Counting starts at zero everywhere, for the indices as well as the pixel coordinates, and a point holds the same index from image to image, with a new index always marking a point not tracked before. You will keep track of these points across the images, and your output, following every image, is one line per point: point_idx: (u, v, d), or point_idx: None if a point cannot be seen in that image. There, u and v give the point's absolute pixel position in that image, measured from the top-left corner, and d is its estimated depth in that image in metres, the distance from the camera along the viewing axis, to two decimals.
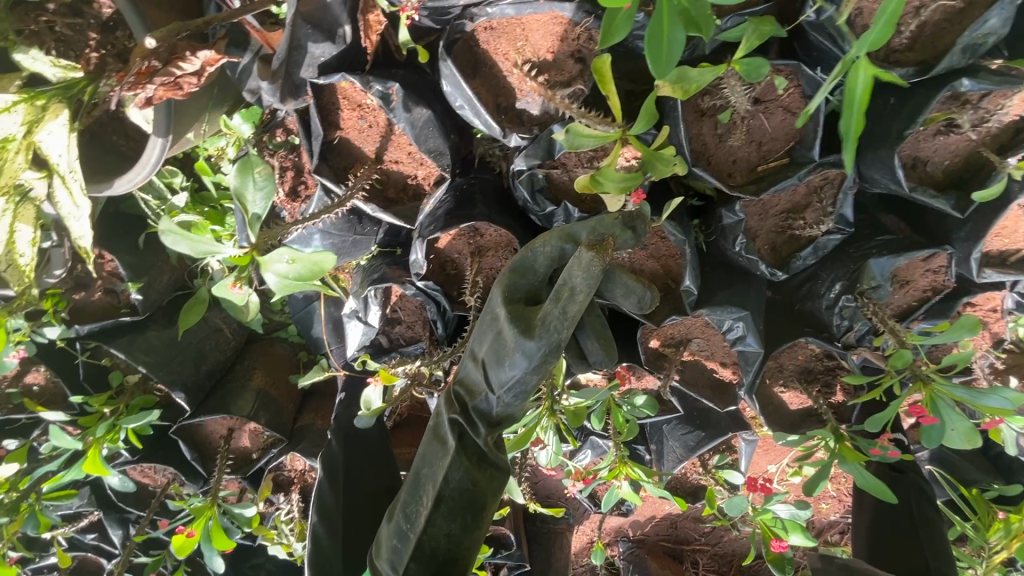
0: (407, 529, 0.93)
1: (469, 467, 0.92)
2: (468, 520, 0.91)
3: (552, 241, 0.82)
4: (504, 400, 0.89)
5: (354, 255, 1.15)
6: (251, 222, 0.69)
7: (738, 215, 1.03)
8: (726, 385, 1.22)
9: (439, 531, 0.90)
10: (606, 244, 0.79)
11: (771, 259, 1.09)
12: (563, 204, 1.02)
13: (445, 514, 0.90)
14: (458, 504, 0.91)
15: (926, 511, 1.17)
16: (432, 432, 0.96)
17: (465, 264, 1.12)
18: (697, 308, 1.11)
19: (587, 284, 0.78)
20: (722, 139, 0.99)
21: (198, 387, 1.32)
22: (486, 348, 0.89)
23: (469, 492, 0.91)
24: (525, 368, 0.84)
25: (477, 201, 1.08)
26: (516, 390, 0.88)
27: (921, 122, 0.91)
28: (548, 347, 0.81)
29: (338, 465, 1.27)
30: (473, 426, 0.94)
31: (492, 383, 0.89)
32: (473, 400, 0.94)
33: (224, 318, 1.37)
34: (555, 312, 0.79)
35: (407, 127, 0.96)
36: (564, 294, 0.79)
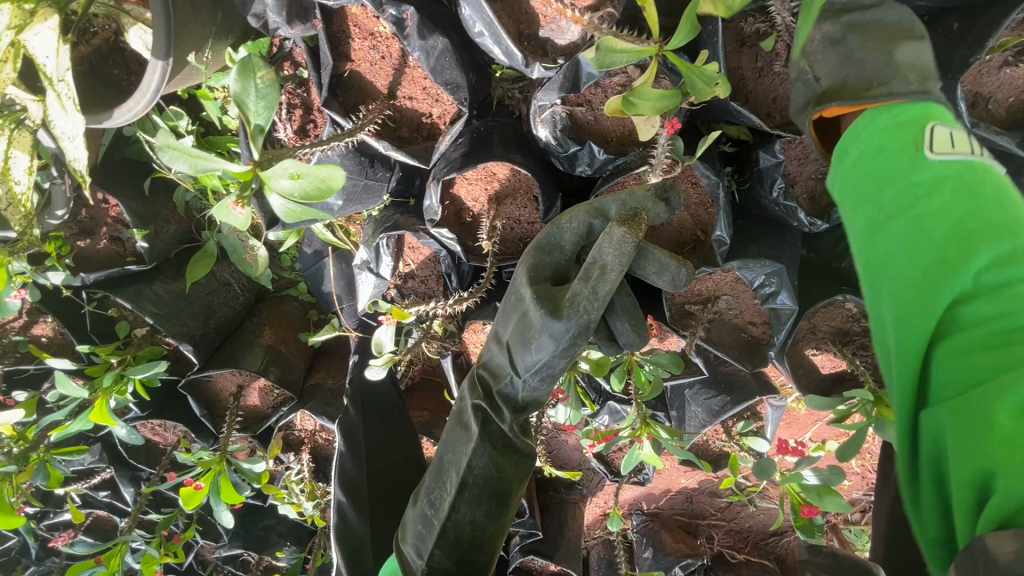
0: (431, 516, 0.93)
1: (494, 455, 0.92)
2: (493, 507, 0.91)
3: (581, 215, 0.81)
4: (529, 383, 0.90)
5: (365, 203, 1.09)
6: (254, 134, 0.65)
7: (778, 156, 0.96)
8: (757, 344, 1.15)
9: (464, 518, 0.90)
10: (639, 219, 0.76)
11: (810, 209, 1.02)
12: (588, 144, 0.96)
13: (469, 502, 0.90)
14: (484, 492, 0.91)
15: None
16: (457, 419, 0.96)
17: (481, 212, 1.07)
18: (729, 260, 1.04)
19: (618, 261, 0.75)
20: (762, 73, 0.91)
21: (206, 341, 1.28)
22: (511, 330, 0.90)
23: (494, 479, 0.92)
24: (551, 351, 0.84)
25: (494, 142, 1.02)
26: (541, 373, 0.88)
27: (990, 48, 0.82)
28: (575, 332, 0.80)
29: (358, 439, 1.24)
30: (496, 411, 0.94)
31: (517, 367, 0.89)
32: (497, 382, 0.94)
33: (233, 272, 1.34)
34: (584, 292, 0.77)
35: (422, 57, 0.89)
36: (594, 273, 0.77)
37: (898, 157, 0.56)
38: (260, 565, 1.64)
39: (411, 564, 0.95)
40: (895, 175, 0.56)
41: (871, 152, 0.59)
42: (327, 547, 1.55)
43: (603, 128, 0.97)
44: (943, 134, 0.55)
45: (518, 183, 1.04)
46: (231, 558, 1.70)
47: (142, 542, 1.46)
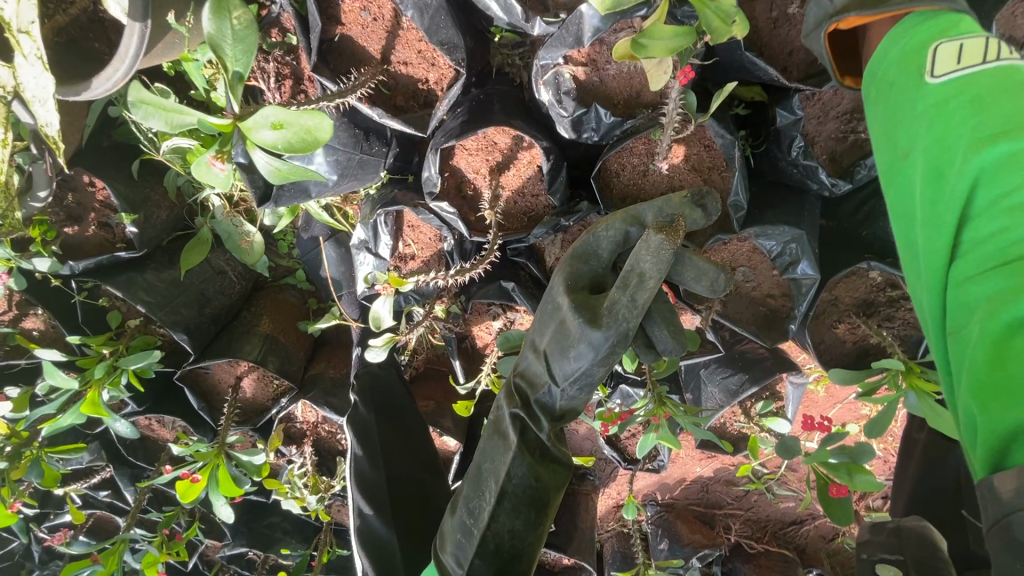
0: (470, 525, 0.83)
1: (533, 464, 0.83)
2: (533, 517, 0.83)
3: (617, 223, 0.77)
4: (567, 393, 0.82)
5: (361, 179, 1.03)
6: (232, 82, 0.65)
7: (796, 113, 0.91)
8: (777, 318, 1.09)
9: (501, 527, 0.81)
10: (677, 223, 0.69)
11: (830, 170, 0.96)
12: (594, 106, 0.91)
13: (509, 511, 0.81)
14: (523, 500, 0.82)
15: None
16: (493, 427, 0.88)
17: (483, 184, 1.02)
18: (745, 226, 0.98)
19: (657, 269, 0.69)
20: (777, 24, 0.87)
21: (202, 330, 1.24)
22: (548, 338, 0.84)
23: (534, 488, 0.83)
24: (589, 360, 0.78)
25: (494, 109, 0.97)
26: (579, 382, 0.81)
27: None
28: (612, 341, 0.75)
29: (375, 442, 1.14)
30: (534, 419, 0.85)
31: (554, 374, 0.82)
32: (533, 392, 0.86)
33: (228, 260, 1.29)
34: (622, 300, 0.72)
35: (416, 15, 0.84)
36: (630, 282, 0.71)
37: (910, 73, 0.58)
38: (265, 565, 1.59)
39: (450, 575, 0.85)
40: (906, 97, 0.57)
41: (886, 83, 0.61)
42: (334, 543, 1.51)
43: (610, 89, 0.91)
44: (949, 52, 0.55)
45: (520, 151, 1.00)
46: (236, 557, 1.66)
47: (144, 541, 1.41)
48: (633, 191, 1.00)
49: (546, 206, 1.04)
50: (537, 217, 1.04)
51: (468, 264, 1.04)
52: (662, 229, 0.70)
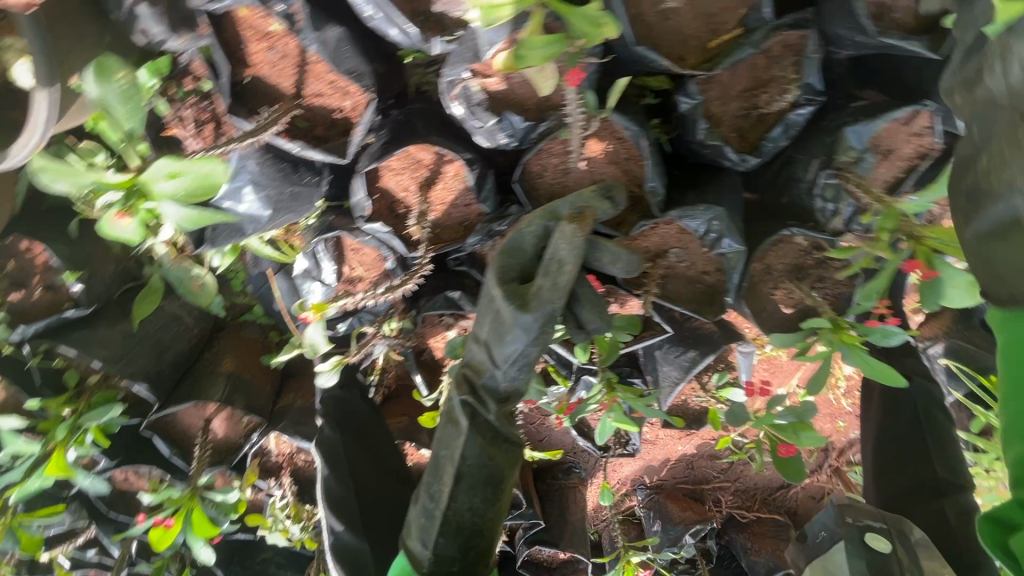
0: (432, 507, 0.84)
1: (487, 445, 0.85)
2: (490, 494, 0.85)
3: (536, 218, 0.83)
4: (508, 374, 0.87)
5: (296, 210, 1.05)
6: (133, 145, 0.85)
7: (694, 98, 0.96)
8: (714, 293, 1.14)
9: (462, 504, 0.83)
10: (586, 215, 0.82)
11: (739, 146, 1.01)
12: (506, 114, 0.95)
13: (467, 490, 0.83)
14: (479, 479, 0.84)
15: (936, 419, 1.15)
16: (445, 415, 0.88)
17: (414, 200, 1.05)
18: (667, 209, 1.03)
19: (572, 254, 0.79)
20: (668, 16, 0.92)
21: (162, 377, 1.25)
22: (486, 328, 0.86)
23: (488, 467, 0.84)
24: (524, 341, 0.83)
25: (416, 127, 1.02)
26: (518, 363, 0.86)
27: None
28: (541, 321, 0.81)
29: (341, 458, 1.12)
30: (482, 404, 0.87)
31: (495, 359, 0.86)
32: (478, 377, 0.89)
33: (183, 305, 1.31)
34: (547, 283, 0.80)
35: (320, 49, 0.88)
36: (553, 267, 0.80)
37: None
38: None
39: (417, 560, 0.85)
40: None
41: None
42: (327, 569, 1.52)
43: (519, 96, 0.95)
44: None
45: (445, 165, 1.02)
46: None
47: None
48: (559, 189, 1.04)
49: (478, 213, 1.07)
50: (472, 225, 1.08)
51: (402, 279, 1.08)
52: (574, 219, 0.81)
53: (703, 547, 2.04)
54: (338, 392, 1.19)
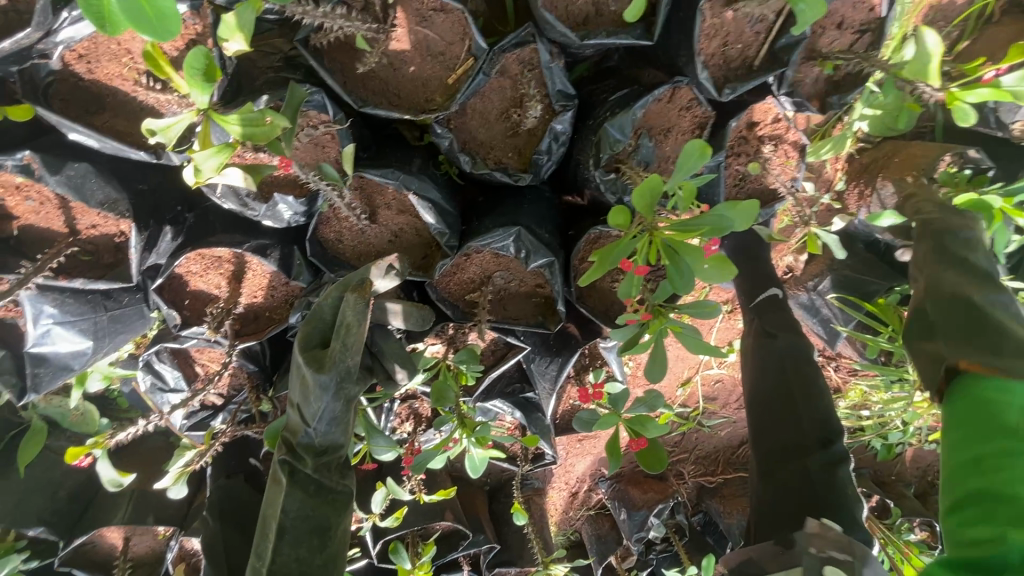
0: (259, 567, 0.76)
1: (308, 498, 0.78)
2: (317, 545, 0.77)
3: (328, 289, 0.81)
4: (320, 430, 0.81)
5: (127, 330, 1.07)
6: None
7: (446, 136, 0.98)
8: (549, 303, 1.15)
9: (286, 559, 0.75)
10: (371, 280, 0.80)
11: (518, 164, 1.03)
12: (273, 197, 0.97)
13: (291, 540, 0.76)
14: (304, 530, 0.77)
15: (802, 371, 1.10)
16: (267, 475, 0.81)
17: (230, 294, 1.07)
18: (464, 243, 1.04)
19: (359, 317, 0.77)
20: (398, 66, 0.93)
21: (63, 513, 1.28)
22: (296, 390, 0.83)
23: (313, 517, 0.78)
24: (329, 399, 0.79)
25: (210, 226, 1.04)
26: (328, 417, 0.80)
27: None
28: (337, 381, 0.78)
29: (220, 545, 1.09)
30: (299, 460, 0.81)
31: (304, 416, 0.80)
32: (294, 436, 0.82)
33: (71, 437, 1.34)
34: (336, 345, 0.77)
35: (67, 189, 0.91)
36: (342, 330, 0.77)
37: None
38: None
39: None
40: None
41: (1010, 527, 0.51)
42: None
43: (284, 176, 0.97)
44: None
45: (246, 254, 1.04)
46: None
47: None
48: (363, 248, 1.05)
49: (297, 289, 1.09)
50: (294, 301, 1.10)
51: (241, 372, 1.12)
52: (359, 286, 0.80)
53: (677, 522, 2.05)
54: (222, 483, 1.17)
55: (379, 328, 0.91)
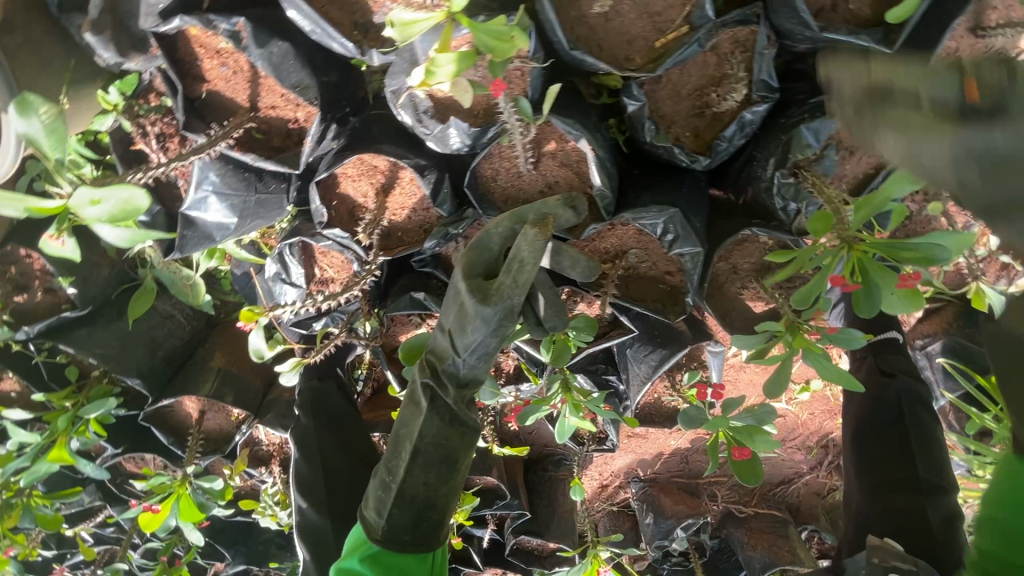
0: (388, 482, 0.84)
1: (443, 427, 0.83)
2: (444, 471, 0.83)
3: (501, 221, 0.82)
4: (468, 362, 0.84)
5: (265, 217, 1.09)
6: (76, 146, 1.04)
7: (639, 100, 0.94)
8: (676, 293, 1.13)
9: (416, 480, 0.82)
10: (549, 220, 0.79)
11: (694, 146, 0.99)
12: (451, 120, 0.95)
13: (421, 465, 0.82)
14: (434, 457, 0.83)
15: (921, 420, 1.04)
16: (407, 397, 0.87)
17: (373, 206, 1.08)
18: (619, 212, 1.02)
19: (534, 257, 0.76)
20: (610, 17, 0.90)
21: (156, 372, 1.34)
22: (451, 318, 0.85)
23: (444, 446, 0.83)
24: (486, 332, 0.81)
25: (372, 133, 1.04)
26: (479, 350, 0.83)
27: None
28: (500, 312, 0.79)
29: (313, 443, 1.14)
30: (441, 387, 0.85)
31: (457, 345, 0.83)
32: (441, 362, 0.86)
33: (175, 304, 1.39)
34: (506, 282, 0.77)
35: (265, 64, 0.92)
36: (513, 267, 0.77)
37: None
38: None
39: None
40: None
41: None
42: None
43: (466, 103, 0.96)
44: None
45: (400, 170, 1.05)
46: None
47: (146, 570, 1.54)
48: (513, 192, 1.05)
49: (436, 217, 1.09)
50: (430, 229, 1.10)
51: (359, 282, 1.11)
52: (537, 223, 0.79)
53: (697, 541, 2.04)
54: (314, 384, 1.22)
55: (541, 271, 0.89)
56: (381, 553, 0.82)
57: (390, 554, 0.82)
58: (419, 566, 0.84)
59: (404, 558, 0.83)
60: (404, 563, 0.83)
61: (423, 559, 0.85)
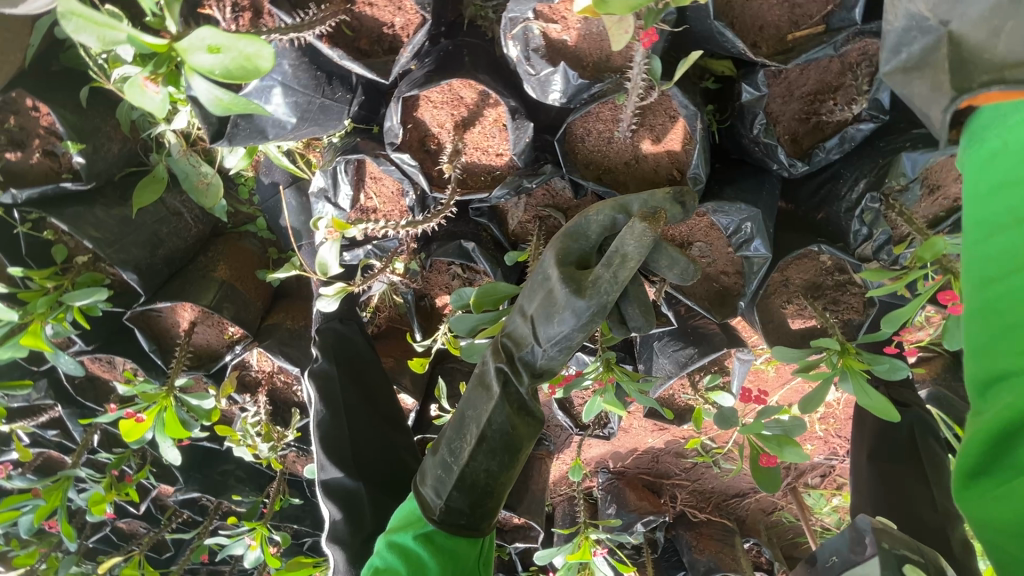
0: (450, 463, 0.82)
1: (512, 414, 0.82)
2: (507, 459, 0.82)
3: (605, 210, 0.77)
4: (547, 354, 0.82)
5: (324, 124, 1.00)
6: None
7: (760, 89, 0.90)
8: (727, 295, 1.12)
9: (479, 466, 0.81)
10: (660, 215, 0.73)
11: (791, 151, 0.98)
12: (561, 65, 0.89)
13: (485, 451, 0.81)
14: (499, 444, 0.81)
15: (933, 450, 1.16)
16: (476, 379, 0.85)
17: (448, 139, 1.00)
18: (704, 201, 1.01)
19: (640, 253, 0.71)
20: None
21: (154, 271, 1.21)
22: (535, 304, 0.81)
23: (509, 435, 0.82)
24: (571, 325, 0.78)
25: (463, 59, 0.95)
26: (560, 342, 0.80)
27: None
28: (592, 306, 0.75)
29: (337, 394, 1.05)
30: (515, 374, 0.84)
31: (538, 334, 0.81)
32: (518, 349, 0.84)
33: (184, 201, 1.26)
34: (605, 276, 0.73)
35: None
36: (615, 261, 0.73)
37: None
38: (217, 511, 1.60)
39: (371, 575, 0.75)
40: None
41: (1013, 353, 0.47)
42: (286, 493, 1.53)
43: (579, 51, 0.90)
44: None
45: (486, 108, 0.98)
46: (189, 502, 1.67)
47: (91, 481, 1.40)
48: (598, 157, 1.00)
49: (511, 165, 1.03)
50: (502, 177, 1.03)
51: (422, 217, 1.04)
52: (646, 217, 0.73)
53: (650, 537, 2.10)
54: (336, 325, 1.12)
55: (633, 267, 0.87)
56: (434, 533, 0.79)
57: (443, 536, 0.79)
58: (470, 554, 0.80)
59: (456, 542, 0.80)
60: (456, 547, 0.79)
61: (474, 548, 0.82)
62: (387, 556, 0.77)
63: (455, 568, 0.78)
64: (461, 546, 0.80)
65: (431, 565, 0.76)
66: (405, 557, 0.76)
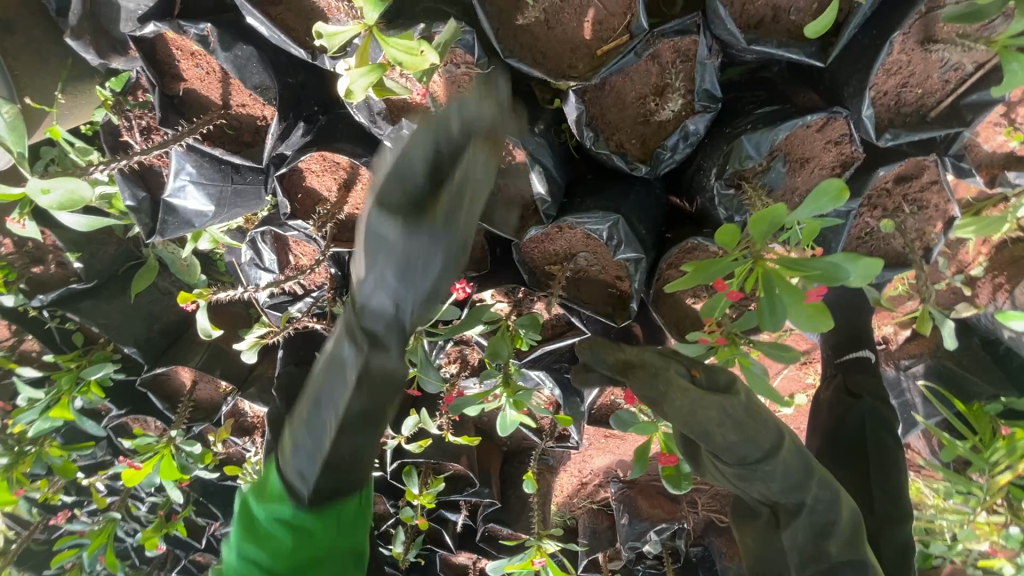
0: (315, 446, 0.66)
1: (372, 396, 0.64)
2: (372, 433, 0.66)
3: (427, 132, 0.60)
4: (399, 308, 0.64)
5: (240, 205, 1.17)
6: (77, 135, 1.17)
7: (577, 106, 0.95)
8: (624, 298, 1.14)
9: (343, 446, 0.65)
10: (500, 137, 0.67)
11: (638, 153, 0.99)
12: (402, 122, 1.00)
13: (351, 431, 0.64)
14: (357, 421, 0.64)
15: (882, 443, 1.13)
16: (325, 358, 0.66)
17: (336, 200, 1.15)
18: (562, 216, 1.04)
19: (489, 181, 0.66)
20: (552, 27, 0.92)
21: (152, 343, 1.46)
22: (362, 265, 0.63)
23: (369, 412, 0.64)
24: (438, 271, 0.64)
25: (336, 132, 1.11)
26: (413, 300, 0.65)
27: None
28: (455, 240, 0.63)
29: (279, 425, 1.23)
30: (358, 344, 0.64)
31: (371, 302, 0.64)
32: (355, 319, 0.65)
33: (174, 281, 1.52)
34: (461, 216, 0.64)
35: (231, 67, 0.98)
36: (463, 194, 0.64)
37: None
38: None
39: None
40: None
41: None
42: None
43: (418, 106, 1.01)
44: None
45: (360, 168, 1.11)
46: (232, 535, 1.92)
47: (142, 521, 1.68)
48: None
49: None
50: None
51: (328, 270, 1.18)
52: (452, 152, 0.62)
53: (672, 546, 2.03)
54: (291, 369, 1.30)
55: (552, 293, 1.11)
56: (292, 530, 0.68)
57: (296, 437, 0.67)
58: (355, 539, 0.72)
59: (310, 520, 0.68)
60: (319, 415, 0.66)
61: (331, 525, 0.69)
62: (245, 542, 0.69)
63: (315, 565, 0.68)
64: (331, 535, 0.69)
65: (296, 552, 0.68)
66: (267, 539, 0.69)
